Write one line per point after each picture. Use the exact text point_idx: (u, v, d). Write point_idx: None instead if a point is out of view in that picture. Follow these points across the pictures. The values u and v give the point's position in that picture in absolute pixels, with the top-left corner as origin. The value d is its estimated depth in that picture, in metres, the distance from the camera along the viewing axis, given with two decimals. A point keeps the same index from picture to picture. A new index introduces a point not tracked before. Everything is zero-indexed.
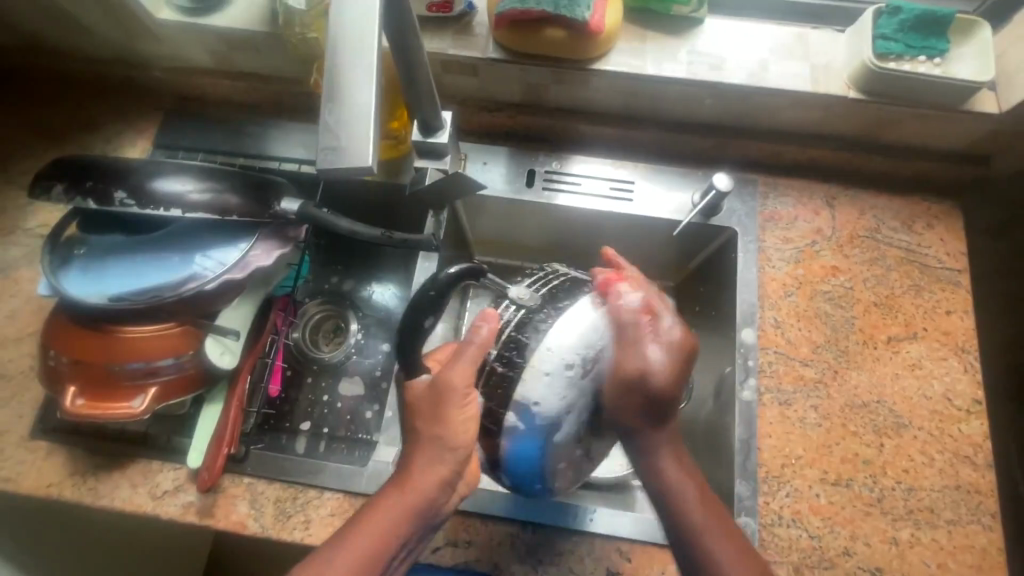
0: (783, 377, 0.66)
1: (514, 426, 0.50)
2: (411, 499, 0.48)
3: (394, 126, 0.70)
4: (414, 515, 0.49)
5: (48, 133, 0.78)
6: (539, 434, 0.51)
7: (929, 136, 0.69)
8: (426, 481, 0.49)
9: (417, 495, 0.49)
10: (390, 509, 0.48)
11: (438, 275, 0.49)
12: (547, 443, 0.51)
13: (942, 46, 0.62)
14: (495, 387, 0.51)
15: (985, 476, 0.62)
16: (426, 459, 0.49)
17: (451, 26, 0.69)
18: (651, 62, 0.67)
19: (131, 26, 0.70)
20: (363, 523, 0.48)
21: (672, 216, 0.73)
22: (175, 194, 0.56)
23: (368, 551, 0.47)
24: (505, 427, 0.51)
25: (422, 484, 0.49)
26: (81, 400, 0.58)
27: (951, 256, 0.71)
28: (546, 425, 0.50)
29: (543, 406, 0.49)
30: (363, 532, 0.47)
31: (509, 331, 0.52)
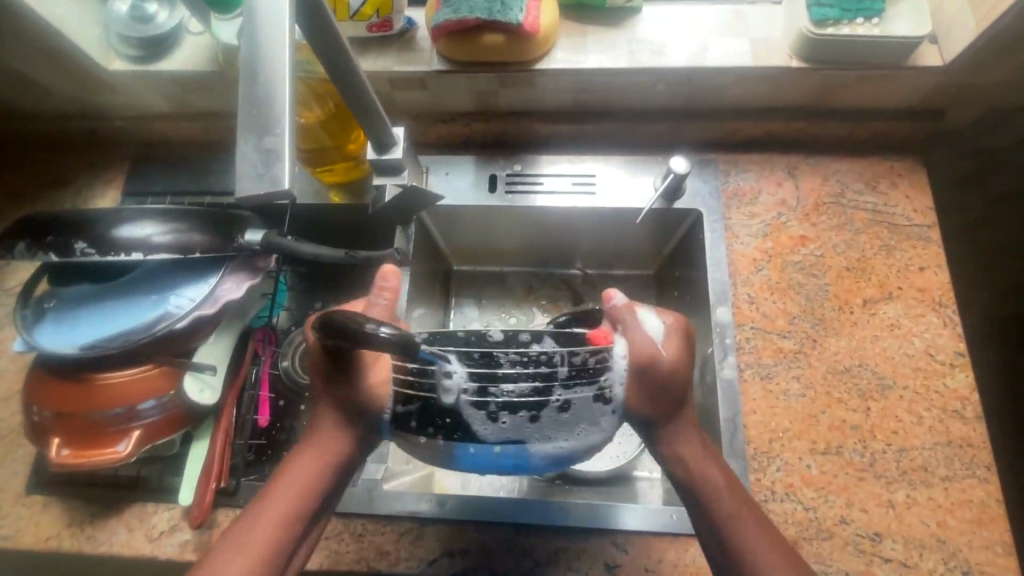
0: (763, 351, 0.66)
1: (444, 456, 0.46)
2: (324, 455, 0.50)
3: (351, 150, 0.72)
4: (330, 481, 0.50)
5: (20, 194, 0.80)
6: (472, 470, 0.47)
7: (880, 95, 0.69)
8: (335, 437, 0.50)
9: (326, 455, 0.50)
10: (302, 468, 0.50)
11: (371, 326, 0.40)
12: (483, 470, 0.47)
13: (877, 6, 0.61)
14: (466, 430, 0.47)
15: (976, 429, 0.62)
16: (335, 421, 0.50)
17: (393, 43, 0.70)
18: (592, 55, 0.68)
19: (85, 79, 0.72)
20: (279, 486, 0.49)
21: (635, 204, 0.74)
22: (138, 238, 0.57)
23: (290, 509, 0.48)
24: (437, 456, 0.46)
25: (331, 438, 0.50)
26: (67, 450, 0.59)
27: (919, 212, 0.70)
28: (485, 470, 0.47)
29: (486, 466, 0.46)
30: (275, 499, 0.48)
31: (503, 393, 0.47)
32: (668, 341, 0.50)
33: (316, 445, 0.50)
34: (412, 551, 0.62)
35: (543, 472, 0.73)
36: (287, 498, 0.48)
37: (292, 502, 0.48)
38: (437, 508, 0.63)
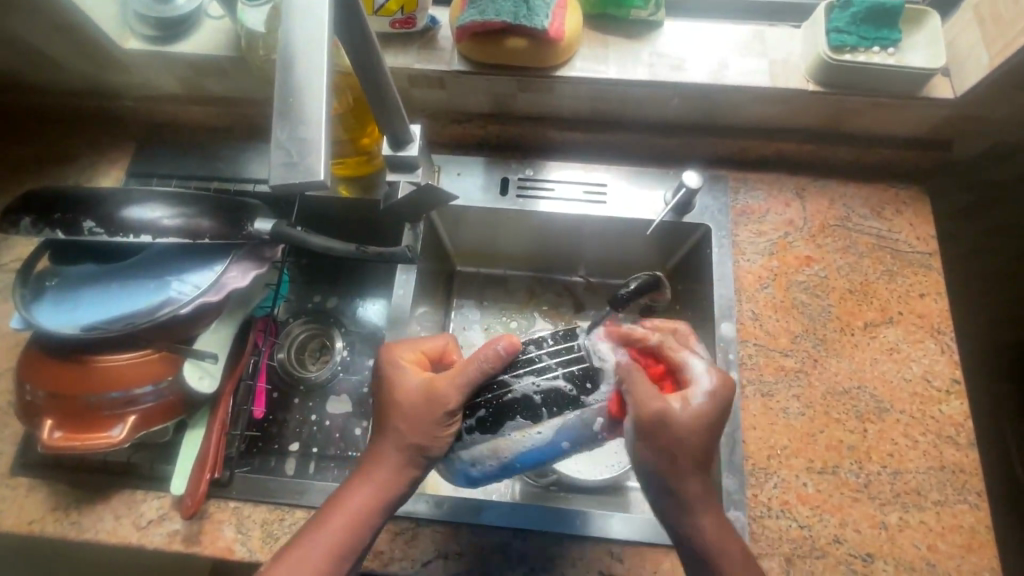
0: (764, 368, 0.67)
1: (450, 470, 0.57)
2: (379, 475, 0.52)
3: (364, 144, 0.71)
4: (381, 505, 0.51)
5: (21, 168, 0.78)
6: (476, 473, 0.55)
7: (889, 124, 0.71)
8: (387, 456, 0.52)
9: (389, 486, 0.52)
10: (365, 492, 0.51)
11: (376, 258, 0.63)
12: (488, 472, 0.56)
13: (894, 36, 0.63)
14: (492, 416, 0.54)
15: (969, 455, 0.63)
16: (388, 440, 0.53)
17: (416, 41, 0.70)
18: (613, 65, 0.68)
19: (98, 56, 0.71)
20: (358, 492, 0.51)
21: (645, 215, 0.74)
22: (147, 221, 0.56)
23: (354, 519, 0.51)
24: (449, 472, 0.57)
25: (385, 459, 0.52)
26: (59, 432, 0.57)
27: (921, 239, 0.72)
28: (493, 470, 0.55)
29: (491, 459, 0.54)
30: (336, 514, 0.51)
31: (547, 383, 0.56)
32: (707, 401, 0.51)
33: (386, 473, 0.52)
34: (406, 552, 0.62)
35: (537, 479, 0.72)
36: (350, 515, 0.51)
37: (347, 531, 0.50)
38: (433, 509, 0.63)
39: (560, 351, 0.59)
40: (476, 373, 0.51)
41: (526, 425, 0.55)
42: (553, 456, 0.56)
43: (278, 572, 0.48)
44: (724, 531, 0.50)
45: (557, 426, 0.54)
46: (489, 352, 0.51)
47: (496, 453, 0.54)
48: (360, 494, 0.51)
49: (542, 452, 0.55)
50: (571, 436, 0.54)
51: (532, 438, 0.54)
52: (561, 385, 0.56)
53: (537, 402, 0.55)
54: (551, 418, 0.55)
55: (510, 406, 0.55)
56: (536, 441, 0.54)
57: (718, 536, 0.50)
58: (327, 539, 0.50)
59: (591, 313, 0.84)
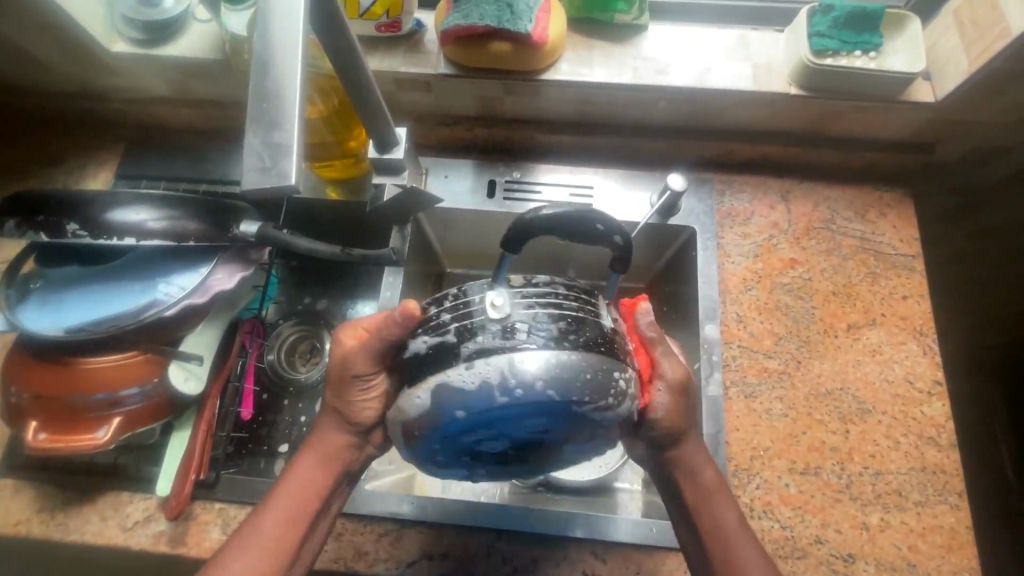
0: (748, 370, 0.67)
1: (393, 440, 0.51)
2: (322, 447, 0.55)
3: (351, 146, 0.71)
4: (329, 471, 0.54)
5: (9, 170, 0.79)
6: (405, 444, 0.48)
7: (873, 127, 0.71)
8: (327, 431, 0.56)
9: (331, 457, 0.55)
10: (302, 476, 0.54)
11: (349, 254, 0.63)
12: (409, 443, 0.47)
13: (875, 40, 0.63)
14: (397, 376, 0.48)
15: (950, 456, 0.63)
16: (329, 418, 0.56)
17: (402, 44, 0.70)
18: (597, 69, 0.69)
19: (86, 59, 0.71)
20: (305, 459, 0.55)
21: (631, 217, 0.74)
22: (132, 223, 0.56)
23: (306, 486, 0.53)
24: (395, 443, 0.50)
25: (325, 434, 0.56)
26: (44, 434, 0.58)
27: (904, 242, 0.72)
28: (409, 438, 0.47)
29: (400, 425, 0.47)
30: (290, 481, 0.54)
31: (442, 339, 0.46)
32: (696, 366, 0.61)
33: (322, 447, 0.55)
34: (391, 553, 0.62)
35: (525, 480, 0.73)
36: (300, 482, 0.54)
37: (300, 498, 0.53)
38: (418, 510, 0.63)
39: (460, 305, 0.47)
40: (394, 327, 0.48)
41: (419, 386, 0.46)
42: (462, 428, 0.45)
43: (239, 542, 0.51)
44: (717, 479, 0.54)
45: (445, 388, 0.44)
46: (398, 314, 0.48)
47: (430, 416, 0.45)
48: (306, 461, 0.55)
49: (452, 420, 0.44)
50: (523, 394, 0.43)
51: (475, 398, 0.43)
52: (460, 340, 0.45)
53: (428, 357, 0.46)
54: (438, 378, 0.45)
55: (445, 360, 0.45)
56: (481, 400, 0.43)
57: (710, 486, 0.54)
58: (275, 515, 0.52)
59: None
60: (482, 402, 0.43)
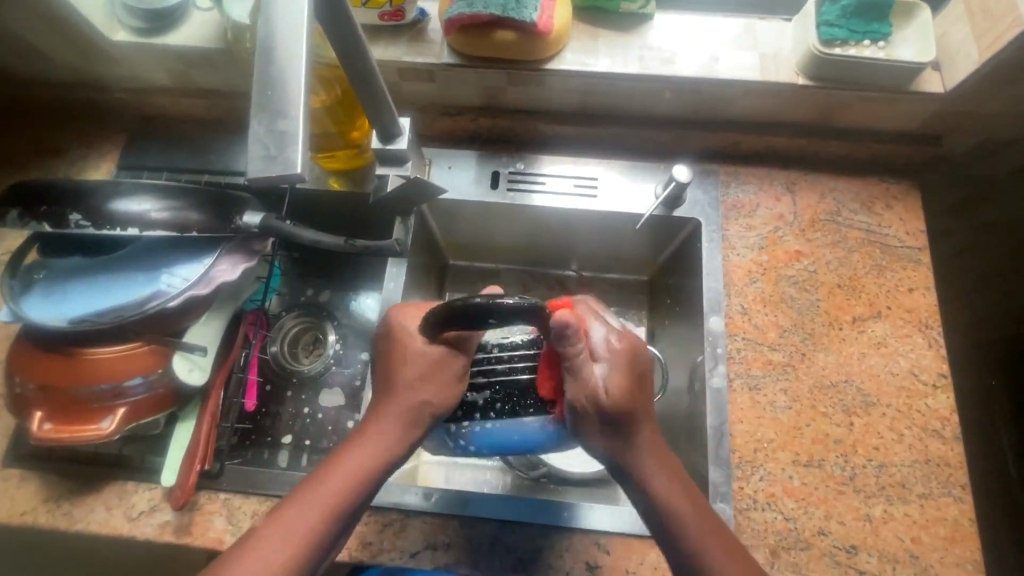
0: (752, 362, 0.67)
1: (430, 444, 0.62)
2: (376, 443, 0.52)
3: (354, 137, 0.71)
4: (378, 468, 0.51)
5: (11, 161, 0.78)
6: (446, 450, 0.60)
7: (881, 118, 0.71)
8: (386, 423, 0.53)
9: (380, 452, 0.52)
10: (342, 480, 0.50)
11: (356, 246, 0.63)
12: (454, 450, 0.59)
13: (885, 29, 0.62)
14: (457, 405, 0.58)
15: (954, 449, 0.63)
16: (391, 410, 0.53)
17: (405, 33, 0.70)
18: (603, 59, 0.68)
19: (87, 48, 0.71)
20: (351, 453, 0.51)
21: (636, 209, 0.74)
22: (135, 213, 0.56)
23: (349, 481, 0.50)
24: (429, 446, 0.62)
25: (383, 427, 0.53)
26: (48, 424, 0.58)
27: (911, 234, 0.72)
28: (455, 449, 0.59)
29: (449, 439, 0.59)
30: (332, 474, 0.50)
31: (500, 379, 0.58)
32: (614, 366, 0.52)
33: (378, 438, 0.52)
34: (395, 543, 0.62)
35: (528, 471, 0.73)
36: (344, 477, 0.50)
37: (343, 494, 0.49)
38: (422, 501, 0.63)
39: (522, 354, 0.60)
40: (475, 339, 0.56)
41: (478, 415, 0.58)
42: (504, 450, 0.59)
43: (266, 538, 0.47)
44: (663, 463, 0.52)
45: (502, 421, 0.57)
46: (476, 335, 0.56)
47: (456, 437, 0.58)
48: (357, 454, 0.51)
49: (496, 442, 0.58)
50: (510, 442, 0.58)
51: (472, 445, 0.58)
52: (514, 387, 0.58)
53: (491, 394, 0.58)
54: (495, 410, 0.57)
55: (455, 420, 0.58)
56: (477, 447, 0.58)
57: (659, 469, 0.51)
58: (310, 517, 0.48)
59: None
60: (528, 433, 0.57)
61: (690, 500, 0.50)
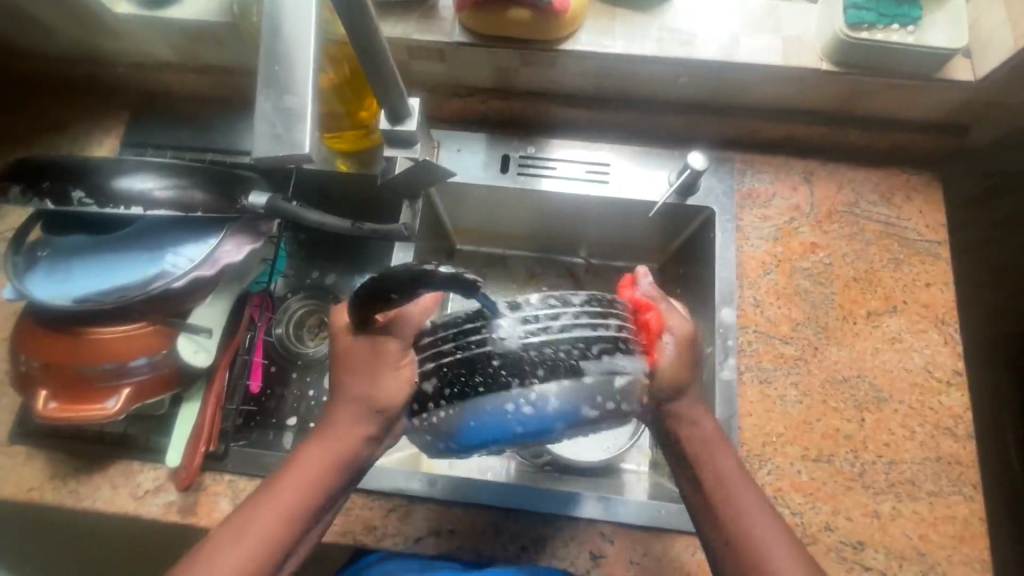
0: (763, 356, 0.66)
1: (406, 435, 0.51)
2: (330, 446, 0.50)
3: (362, 117, 0.69)
4: (335, 470, 0.50)
5: (14, 136, 0.77)
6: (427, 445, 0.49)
7: (905, 107, 0.68)
8: (342, 431, 0.50)
9: (335, 453, 0.50)
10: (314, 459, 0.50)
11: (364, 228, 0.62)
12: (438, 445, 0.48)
13: (914, 14, 0.60)
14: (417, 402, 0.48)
15: (966, 447, 0.62)
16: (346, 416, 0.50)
17: (416, 10, 0.67)
18: (620, 41, 0.66)
19: (91, 21, 0.69)
20: (307, 454, 0.50)
21: (648, 197, 0.72)
22: (139, 192, 0.55)
23: (304, 483, 0.49)
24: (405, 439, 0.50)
25: (339, 434, 0.50)
26: (54, 403, 0.58)
27: (930, 227, 0.70)
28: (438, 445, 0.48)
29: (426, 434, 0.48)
30: (289, 477, 0.49)
31: (456, 358, 0.46)
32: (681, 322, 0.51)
33: (333, 439, 0.50)
34: (399, 528, 0.62)
35: (532, 459, 0.73)
36: (299, 479, 0.49)
37: (298, 495, 0.49)
38: (426, 487, 0.63)
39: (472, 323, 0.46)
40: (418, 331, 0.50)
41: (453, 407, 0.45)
42: (496, 440, 0.45)
43: (221, 539, 0.47)
44: (714, 428, 0.52)
45: (486, 406, 0.44)
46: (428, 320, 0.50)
47: (435, 431, 0.46)
48: (311, 457, 0.50)
49: (487, 431, 0.45)
50: (499, 426, 0.44)
51: (452, 438, 0.46)
52: (482, 367, 0.44)
53: (455, 382, 0.45)
54: (471, 400, 0.45)
55: (418, 415, 0.48)
56: (460, 441, 0.46)
57: (710, 437, 0.51)
58: (265, 518, 0.48)
59: (590, 294, 0.84)
60: (527, 418, 0.44)
61: (734, 465, 0.51)
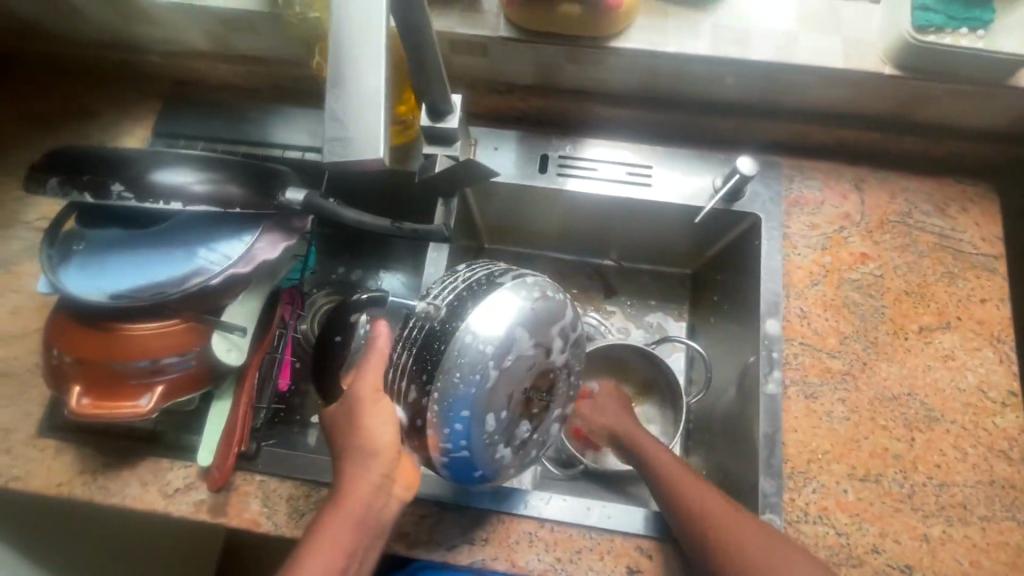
0: (809, 369, 0.64)
1: (440, 464, 0.51)
2: (349, 505, 0.50)
3: (401, 112, 0.67)
4: (357, 524, 0.50)
5: (44, 122, 0.76)
6: (455, 456, 0.50)
7: (966, 114, 0.66)
8: (358, 489, 0.50)
9: (356, 508, 0.50)
10: (339, 525, 0.49)
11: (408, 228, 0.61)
12: (456, 444, 0.50)
13: (988, 16, 0.56)
14: (417, 416, 0.50)
15: (1021, 471, 0.60)
16: (355, 469, 0.51)
17: (459, 3, 0.65)
18: (671, 39, 0.63)
19: (126, 7, 0.67)
20: (327, 513, 0.50)
21: (692, 202, 0.70)
22: (178, 186, 0.54)
23: (334, 541, 0.49)
24: (438, 465, 0.52)
25: (355, 491, 0.50)
26: (86, 399, 0.56)
27: (987, 241, 0.67)
28: (456, 444, 0.50)
29: (438, 439, 0.50)
30: (312, 541, 0.49)
31: (412, 350, 0.50)
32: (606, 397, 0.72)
33: (348, 497, 0.50)
34: (431, 535, 0.61)
35: (565, 468, 0.72)
36: (326, 539, 0.49)
37: (328, 556, 0.48)
38: (459, 495, 0.62)
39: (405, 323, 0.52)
40: (381, 365, 0.52)
41: (439, 390, 0.49)
42: (482, 391, 0.49)
43: None
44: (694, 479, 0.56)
45: (458, 370, 0.48)
46: (382, 349, 0.52)
47: (438, 424, 0.49)
48: (330, 518, 0.50)
49: (472, 390, 0.49)
50: (478, 365, 0.48)
51: (457, 402, 0.48)
52: (428, 344, 0.50)
53: (427, 369, 0.49)
54: (444, 374, 0.48)
55: (428, 429, 0.50)
56: (463, 399, 0.48)
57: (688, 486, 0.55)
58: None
59: (621, 298, 0.82)
60: (492, 361, 0.49)
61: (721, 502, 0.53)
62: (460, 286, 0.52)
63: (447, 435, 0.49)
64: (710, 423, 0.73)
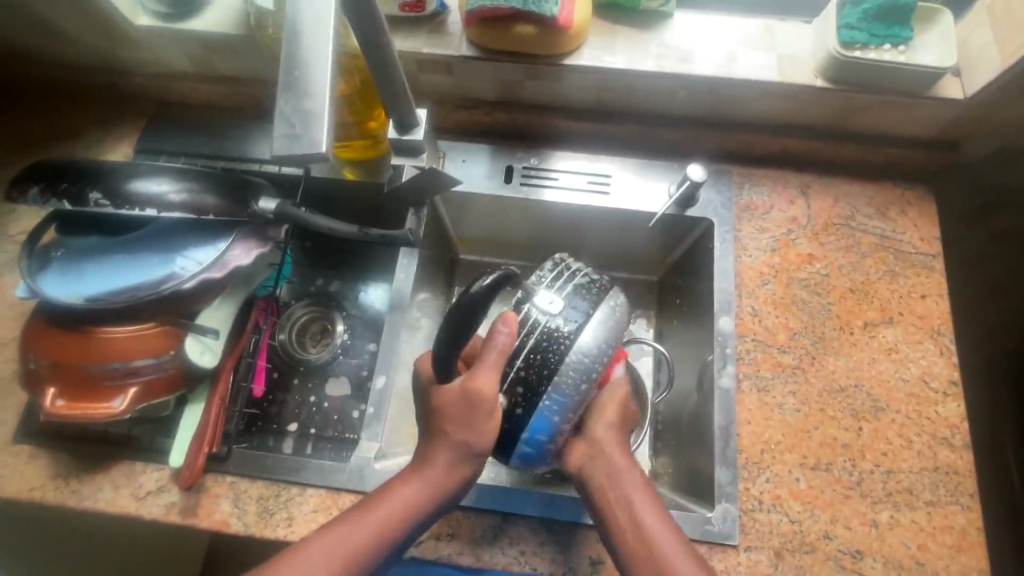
0: (761, 364, 0.67)
1: (521, 458, 0.54)
2: (431, 488, 0.50)
3: (371, 128, 0.71)
4: (429, 509, 0.51)
5: (30, 141, 0.79)
6: (539, 453, 0.54)
7: (898, 124, 0.71)
8: (444, 476, 0.51)
9: (436, 493, 0.50)
10: (404, 502, 0.50)
11: (374, 232, 0.63)
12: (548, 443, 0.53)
13: (906, 33, 0.62)
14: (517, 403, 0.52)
15: (963, 457, 0.63)
16: (450, 462, 0.51)
17: (424, 25, 0.70)
18: (620, 55, 0.68)
19: (111, 31, 0.71)
20: (404, 485, 0.51)
21: (648, 208, 0.74)
22: (152, 195, 0.56)
23: (399, 512, 0.50)
24: (517, 458, 0.54)
25: (442, 477, 0.51)
26: (61, 400, 0.58)
27: (925, 241, 0.71)
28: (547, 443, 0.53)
29: (536, 432, 0.52)
30: (385, 507, 0.50)
31: (530, 343, 0.53)
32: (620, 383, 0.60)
33: (432, 482, 0.51)
34: None
35: None
36: (394, 510, 0.50)
37: (386, 524, 0.50)
38: None
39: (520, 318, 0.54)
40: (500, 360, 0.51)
41: (551, 389, 0.52)
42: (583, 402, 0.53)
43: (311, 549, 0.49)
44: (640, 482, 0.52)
45: (571, 373, 0.52)
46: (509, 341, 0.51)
47: (536, 419, 0.52)
48: (406, 491, 0.51)
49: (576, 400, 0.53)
50: (586, 376, 0.52)
51: (559, 403, 0.52)
52: (545, 342, 0.53)
53: (545, 365, 0.52)
54: (560, 375, 0.52)
55: (524, 420, 0.52)
56: (566, 402, 0.52)
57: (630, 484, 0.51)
58: (358, 537, 0.49)
59: None
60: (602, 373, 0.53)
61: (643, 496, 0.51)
62: (572, 294, 0.55)
63: (545, 434, 0.53)
64: (673, 420, 0.75)
